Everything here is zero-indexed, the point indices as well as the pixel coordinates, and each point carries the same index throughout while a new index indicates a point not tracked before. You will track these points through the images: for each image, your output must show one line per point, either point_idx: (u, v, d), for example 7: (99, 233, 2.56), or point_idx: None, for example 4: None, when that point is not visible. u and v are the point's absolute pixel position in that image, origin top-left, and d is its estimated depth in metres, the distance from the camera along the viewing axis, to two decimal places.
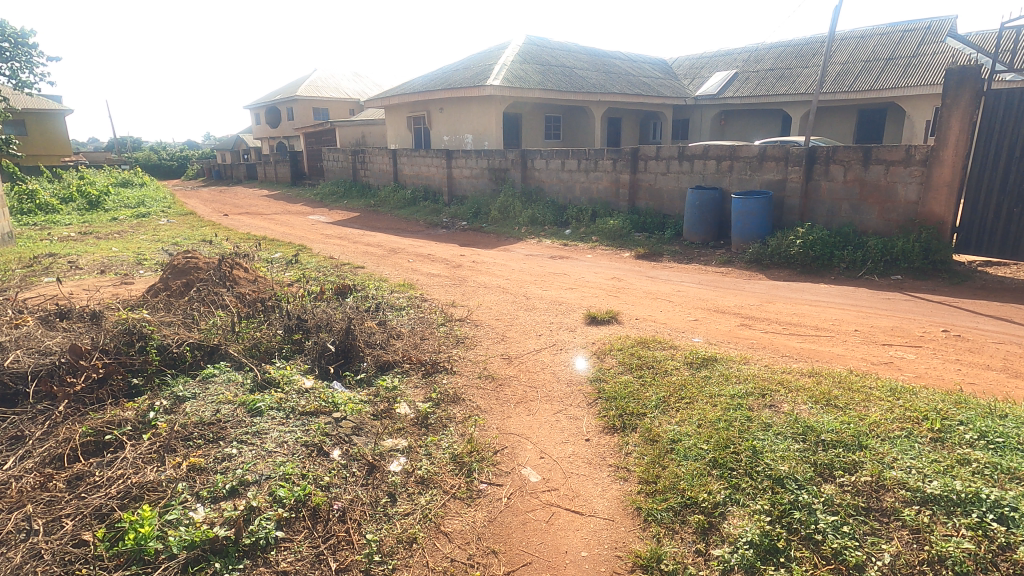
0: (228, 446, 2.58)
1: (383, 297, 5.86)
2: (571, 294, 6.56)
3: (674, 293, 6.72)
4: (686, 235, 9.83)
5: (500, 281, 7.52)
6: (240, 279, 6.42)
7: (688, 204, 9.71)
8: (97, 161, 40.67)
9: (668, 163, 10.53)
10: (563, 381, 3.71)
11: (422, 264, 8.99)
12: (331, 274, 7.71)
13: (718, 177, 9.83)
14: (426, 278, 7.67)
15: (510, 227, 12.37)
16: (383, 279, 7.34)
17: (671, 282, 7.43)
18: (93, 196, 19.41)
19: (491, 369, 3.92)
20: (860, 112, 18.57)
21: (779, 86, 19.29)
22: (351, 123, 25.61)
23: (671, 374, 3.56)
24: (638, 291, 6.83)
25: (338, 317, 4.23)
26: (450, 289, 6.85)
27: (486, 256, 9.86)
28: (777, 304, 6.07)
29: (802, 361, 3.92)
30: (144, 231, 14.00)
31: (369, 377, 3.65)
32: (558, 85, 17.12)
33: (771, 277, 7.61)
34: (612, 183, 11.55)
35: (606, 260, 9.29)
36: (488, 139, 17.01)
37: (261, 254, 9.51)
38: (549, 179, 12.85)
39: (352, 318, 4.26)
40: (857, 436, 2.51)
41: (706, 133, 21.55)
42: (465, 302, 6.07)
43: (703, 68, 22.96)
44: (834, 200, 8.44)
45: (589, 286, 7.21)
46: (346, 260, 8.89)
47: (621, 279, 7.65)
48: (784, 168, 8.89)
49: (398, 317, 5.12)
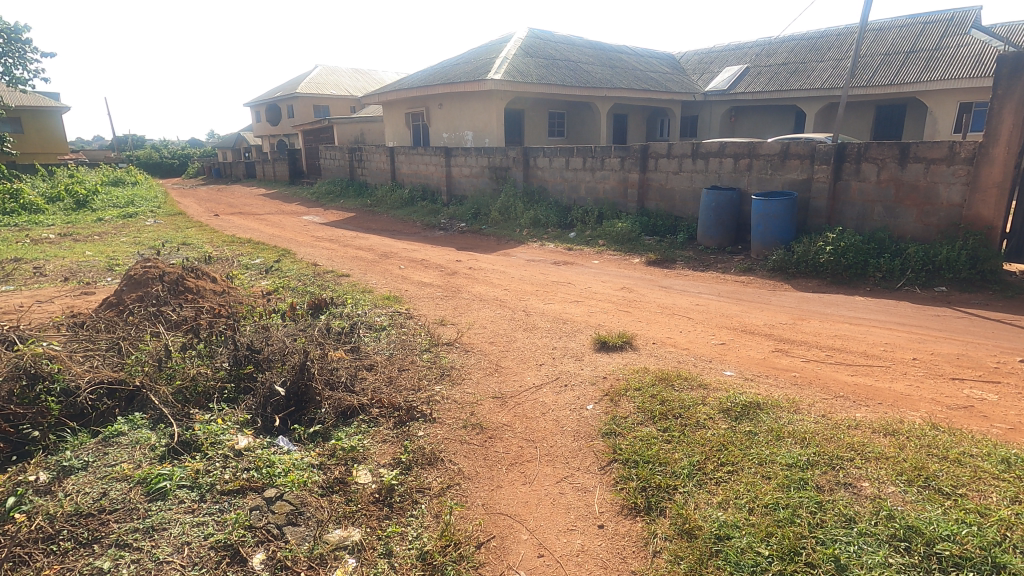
0: (103, 557, 1.87)
1: (362, 315, 5.14)
2: (577, 309, 5.83)
3: (693, 307, 5.97)
4: (700, 239, 9.09)
5: (498, 292, 6.79)
6: (203, 294, 5.71)
7: (702, 205, 8.99)
8: (95, 159, 40.06)
9: (680, 162, 9.80)
10: (569, 433, 2.97)
11: (414, 272, 8.27)
12: (313, 284, 7.02)
13: (736, 177, 9.10)
14: (416, 289, 6.94)
15: (511, 229, 11.66)
16: (367, 289, 6.64)
17: (689, 295, 6.68)
18: (81, 196, 18.75)
19: (480, 416, 3.17)
20: (879, 107, 17.74)
21: (793, 80, 18.49)
22: (349, 120, 24.88)
23: (705, 429, 2.81)
24: (652, 305, 6.09)
25: (298, 346, 3.51)
26: (442, 303, 6.13)
27: (484, 261, 9.14)
28: (812, 322, 5.31)
29: (865, 407, 3.17)
30: (127, 233, 13.35)
31: (327, 426, 2.94)
32: (561, 79, 16.37)
33: (798, 288, 6.86)
34: (620, 183, 10.80)
35: (614, 267, 8.53)
36: (488, 136, 16.28)
37: (241, 261, 8.82)
38: (553, 178, 12.10)
39: (312, 349, 3.53)
40: (988, 550, 1.78)
41: (716, 130, 20.76)
42: (456, 319, 5.35)
43: (713, 63, 22.16)
44: (866, 202, 7.68)
45: (597, 298, 6.47)
46: (331, 266, 8.19)
47: (631, 290, 6.90)
48: (809, 167, 8.16)
49: (376, 342, 4.40)
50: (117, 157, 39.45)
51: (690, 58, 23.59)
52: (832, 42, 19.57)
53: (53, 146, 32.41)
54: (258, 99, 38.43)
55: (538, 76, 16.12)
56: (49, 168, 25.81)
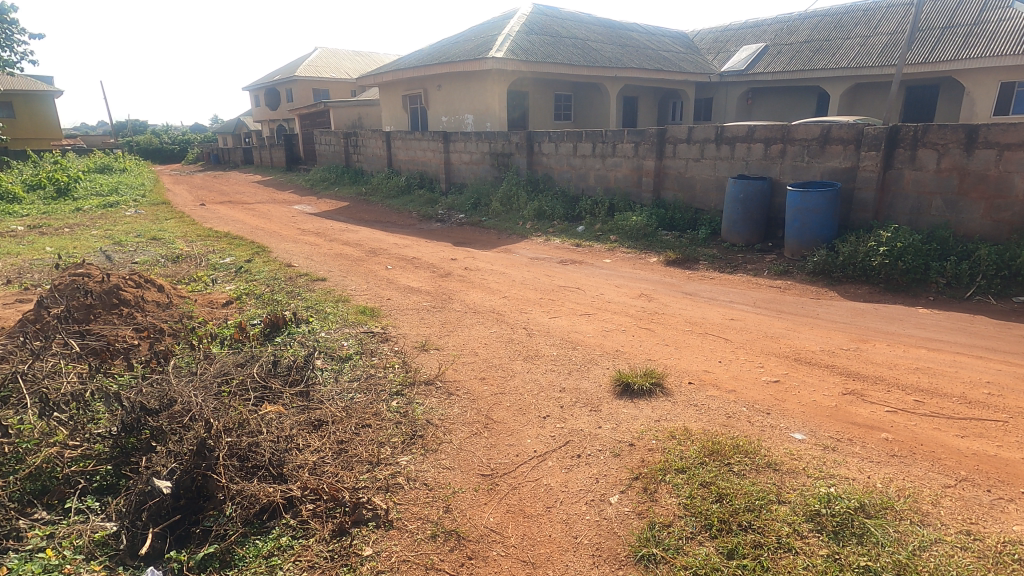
0: None
1: (327, 340, 4.18)
2: (587, 326, 4.84)
3: (729, 323, 4.98)
4: (726, 235, 8.09)
5: (495, 300, 5.84)
6: (139, 311, 4.79)
7: (728, 196, 8.02)
8: (92, 144, 39.13)
9: (701, 148, 8.80)
10: (585, 552, 2.03)
11: (402, 273, 7.30)
12: (283, 291, 6.08)
13: (766, 164, 8.09)
14: (400, 297, 5.98)
15: (513, 221, 10.68)
16: (342, 299, 5.68)
17: (721, 305, 5.68)
18: (62, 183, 17.81)
19: (458, 518, 2.23)
20: (909, 88, 16.52)
21: (817, 59, 17.26)
22: (347, 103, 23.77)
23: (797, 561, 1.87)
24: (679, 320, 5.11)
25: (209, 405, 2.60)
26: (427, 316, 5.17)
27: (481, 259, 8.18)
28: (879, 346, 4.32)
29: (1015, 508, 2.19)
30: (101, 224, 12.45)
31: (227, 544, 2.01)
32: (568, 59, 15.26)
33: (847, 298, 5.86)
34: (633, 171, 9.77)
35: (629, 267, 7.52)
36: (490, 120, 15.23)
37: (209, 261, 7.90)
38: (559, 166, 11.07)
39: (228, 409, 2.61)
40: None
41: (732, 113, 19.59)
42: (442, 342, 4.40)
43: (729, 42, 20.91)
44: (922, 194, 6.66)
45: (611, 310, 5.48)
46: (307, 267, 7.25)
47: (651, 300, 5.90)
48: (853, 153, 7.14)
49: (336, 382, 3.45)
50: (113, 142, 38.51)
51: (704, 37, 22.31)
52: (859, 17, 18.25)
53: (46, 131, 31.48)
54: (256, 81, 37.25)
55: (544, 55, 15.00)
56: (37, 152, 24.91)
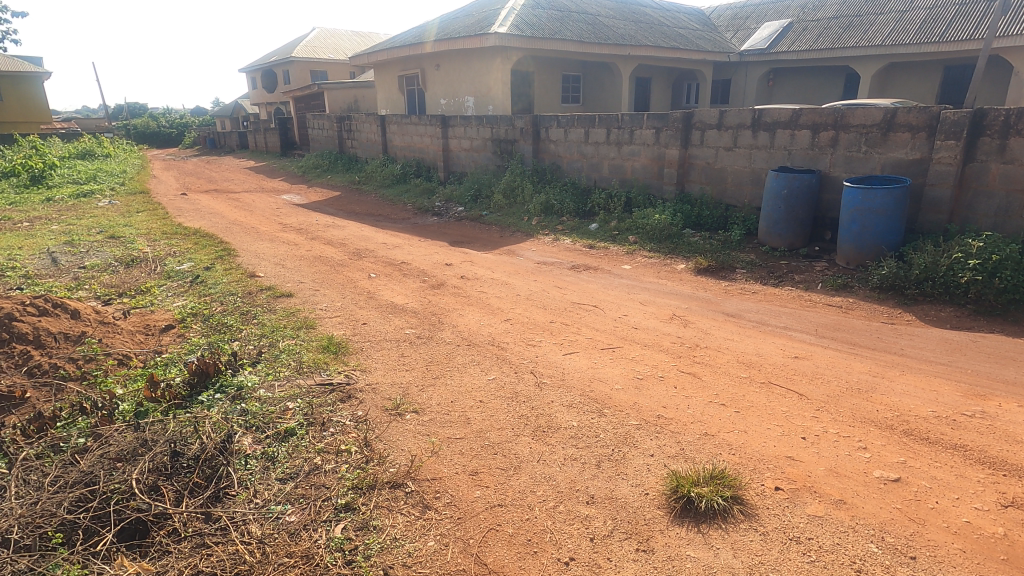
0: None
1: (266, 400, 3.11)
2: (612, 371, 3.73)
3: (795, 365, 3.86)
4: (765, 237, 6.95)
5: (496, 325, 4.75)
6: (32, 351, 3.73)
7: (768, 191, 6.88)
8: (85, 127, 37.92)
9: (734, 135, 7.66)
10: None
11: (386, 284, 6.20)
12: (237, 312, 5.00)
13: (814, 155, 6.93)
14: (379, 319, 4.89)
15: (517, 217, 9.54)
16: (306, 326, 4.59)
17: (775, 334, 4.56)
18: (37, 171, 16.63)
19: None
20: (946, 69, 15.22)
21: (847, 36, 15.90)
22: (342, 84, 22.46)
23: None
24: (729, 360, 4.00)
25: None
26: (409, 351, 4.08)
27: (481, 265, 7.08)
28: (1009, 407, 3.21)
29: None
30: (65, 217, 11.35)
31: None
32: (578, 35, 14.02)
33: (930, 325, 4.73)
34: (654, 160, 8.61)
35: (653, 277, 6.39)
36: (492, 103, 14.04)
37: (165, 268, 6.81)
38: (569, 154, 9.91)
39: None
40: None
41: (752, 95, 18.30)
42: (424, 398, 3.32)
43: (749, 19, 19.55)
44: (1012, 192, 5.50)
45: (640, 341, 4.38)
46: (275, 277, 6.15)
47: (687, 325, 4.79)
48: (925, 142, 5.98)
49: (260, 483, 2.40)
50: (106, 123, 37.34)
51: (722, 14, 20.90)
52: None
53: (34, 114, 30.22)
54: (252, 61, 35.90)
55: (551, 31, 13.72)
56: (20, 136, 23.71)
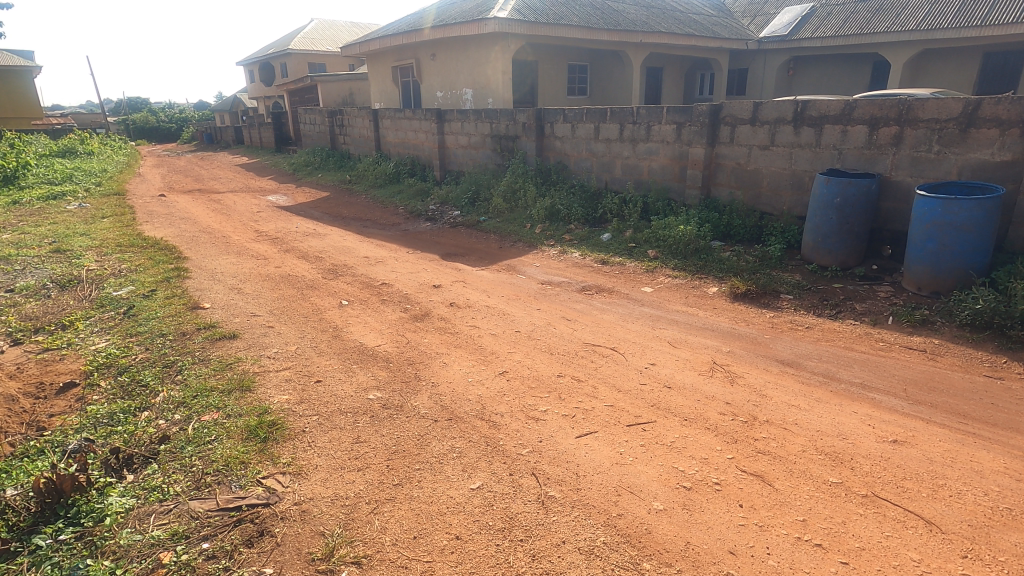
0: None
1: (128, 553, 2.10)
2: (647, 471, 2.66)
3: (899, 458, 2.77)
4: (812, 253, 5.82)
5: (489, 383, 3.67)
6: None
7: (816, 199, 5.76)
8: (82, 122, 36.98)
9: (771, 132, 6.54)
10: None
11: (359, 315, 5.13)
12: (160, 364, 3.92)
13: (871, 155, 5.80)
14: (339, 373, 3.81)
15: (519, 223, 8.45)
16: (238, 389, 3.50)
17: (853, 397, 3.47)
18: (9, 169, 15.59)
19: None
20: (986, 55, 13.97)
21: (877, 20, 14.65)
22: (336, 76, 21.31)
23: None
24: (807, 446, 2.89)
25: None
26: (367, 434, 2.99)
27: (475, 286, 5.99)
28: None
29: None
30: (21, 224, 10.29)
31: None
32: (586, 21, 12.86)
33: None
34: (674, 160, 7.50)
35: (680, 304, 5.29)
36: (492, 96, 12.91)
37: (100, 293, 5.74)
38: (576, 152, 8.81)
39: None
40: None
41: (771, 86, 17.09)
42: (378, 530, 2.26)
43: (767, 4, 18.32)
44: None
45: (679, 411, 3.29)
46: (224, 309, 5.09)
47: (736, 382, 3.69)
48: (1018, 141, 4.86)
49: None
50: (101, 117, 36.37)
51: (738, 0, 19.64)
52: None
53: (25, 109, 29.23)
54: (250, 54, 34.88)
55: (557, 16, 12.58)
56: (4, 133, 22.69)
